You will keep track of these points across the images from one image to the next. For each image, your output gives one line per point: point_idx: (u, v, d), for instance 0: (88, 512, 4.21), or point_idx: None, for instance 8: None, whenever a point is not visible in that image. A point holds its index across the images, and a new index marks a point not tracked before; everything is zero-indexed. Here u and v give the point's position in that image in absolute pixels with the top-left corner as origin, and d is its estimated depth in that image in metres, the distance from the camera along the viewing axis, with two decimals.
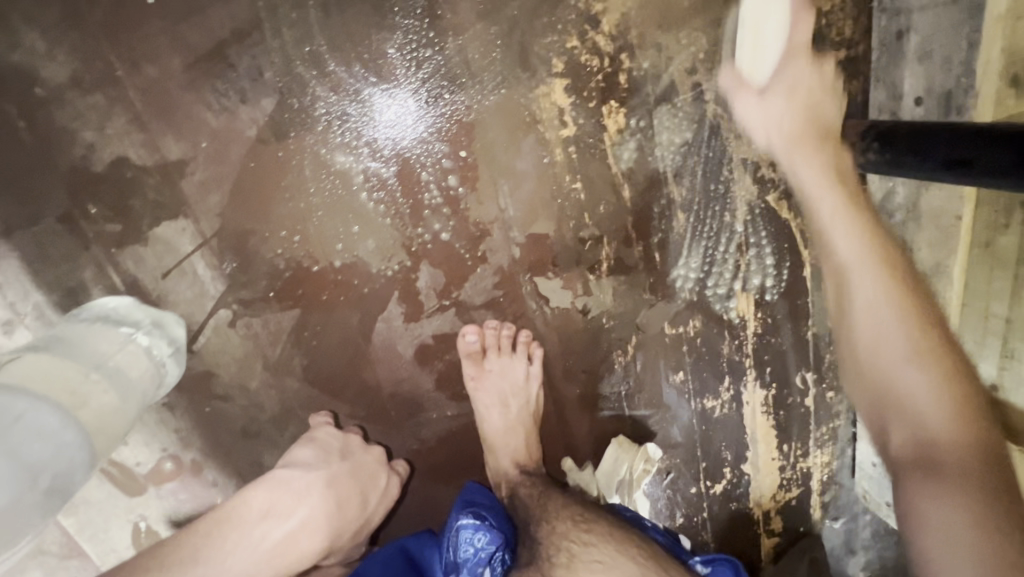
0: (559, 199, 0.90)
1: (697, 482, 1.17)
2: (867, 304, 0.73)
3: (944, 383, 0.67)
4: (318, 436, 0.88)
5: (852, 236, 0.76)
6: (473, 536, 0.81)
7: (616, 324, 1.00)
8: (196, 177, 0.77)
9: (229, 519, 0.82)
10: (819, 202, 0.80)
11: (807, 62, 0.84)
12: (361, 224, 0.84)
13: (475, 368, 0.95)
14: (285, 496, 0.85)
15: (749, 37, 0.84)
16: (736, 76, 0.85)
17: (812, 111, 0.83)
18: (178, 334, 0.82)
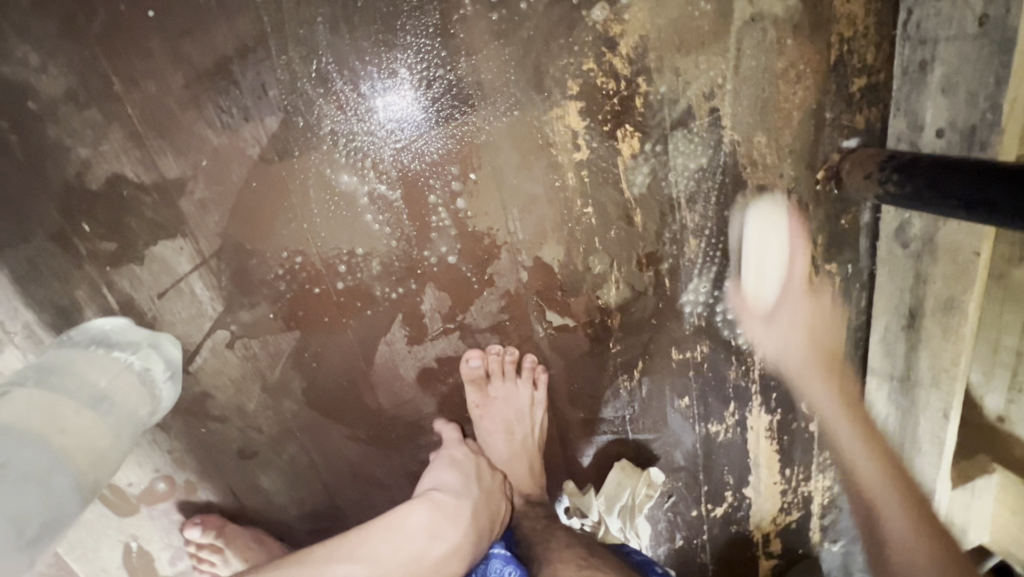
0: (569, 223, 0.87)
1: (698, 506, 1.16)
2: (854, 454, 0.92)
3: (915, 518, 0.83)
4: (456, 455, 0.93)
5: (849, 431, 0.93)
6: (504, 567, 0.89)
7: (622, 349, 0.98)
8: (195, 197, 0.74)
9: (391, 529, 0.83)
10: (837, 427, 0.93)
11: (803, 294, 0.97)
12: (364, 244, 0.81)
13: (478, 394, 0.94)
14: (444, 517, 0.86)
15: (753, 278, 0.95)
16: (742, 300, 0.97)
17: (817, 338, 0.98)
18: (174, 354, 0.79)
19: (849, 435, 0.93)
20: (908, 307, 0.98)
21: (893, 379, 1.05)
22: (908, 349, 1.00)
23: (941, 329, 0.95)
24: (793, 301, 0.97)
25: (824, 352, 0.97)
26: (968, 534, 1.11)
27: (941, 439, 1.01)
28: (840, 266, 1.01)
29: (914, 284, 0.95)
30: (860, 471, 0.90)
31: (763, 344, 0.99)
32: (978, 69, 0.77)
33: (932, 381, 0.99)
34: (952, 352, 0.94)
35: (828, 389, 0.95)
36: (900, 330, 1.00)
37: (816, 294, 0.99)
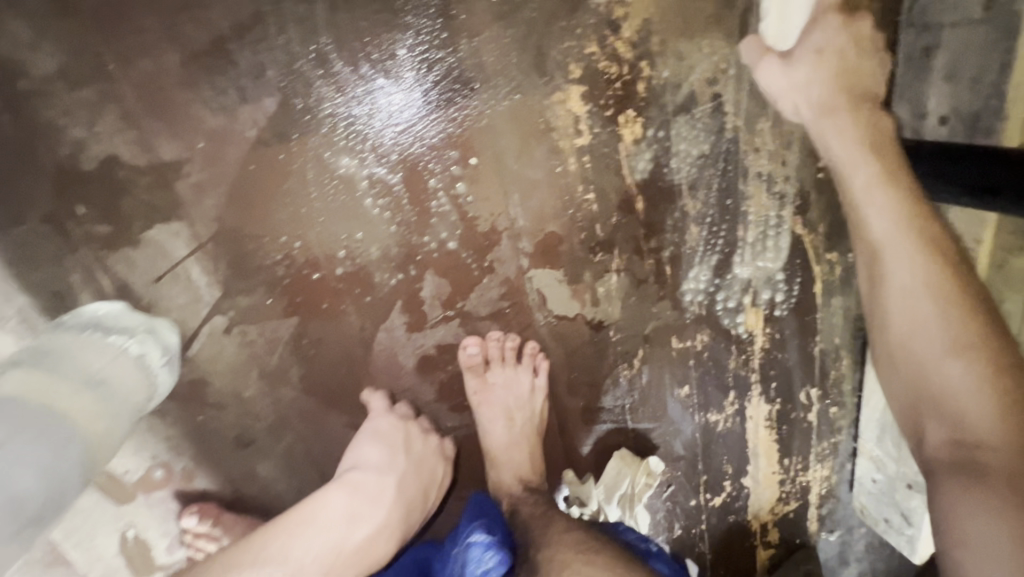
0: (570, 209, 0.86)
1: (697, 495, 1.16)
2: (918, 326, 0.71)
3: (1011, 419, 0.62)
4: (381, 429, 0.88)
5: (927, 305, 0.71)
6: (483, 555, 0.79)
7: (623, 337, 0.98)
8: (192, 179, 0.73)
9: (311, 520, 0.81)
10: (886, 276, 0.75)
11: (836, 18, 0.81)
12: (364, 230, 0.80)
13: (478, 380, 0.93)
14: (362, 498, 0.85)
15: (773, 19, 0.81)
16: (758, 45, 0.82)
17: (853, 79, 0.82)
18: (172, 340, 0.78)
19: (894, 230, 0.75)
20: None
21: None
22: None
23: None
24: (822, 35, 0.80)
25: (860, 119, 0.80)
26: None
27: None
28: (842, 255, 1.01)
29: None
30: (892, 269, 0.75)
31: (779, 100, 0.84)
32: (982, 55, 0.77)
33: None
34: None
35: (890, 200, 0.75)
36: None
37: (860, 26, 0.82)
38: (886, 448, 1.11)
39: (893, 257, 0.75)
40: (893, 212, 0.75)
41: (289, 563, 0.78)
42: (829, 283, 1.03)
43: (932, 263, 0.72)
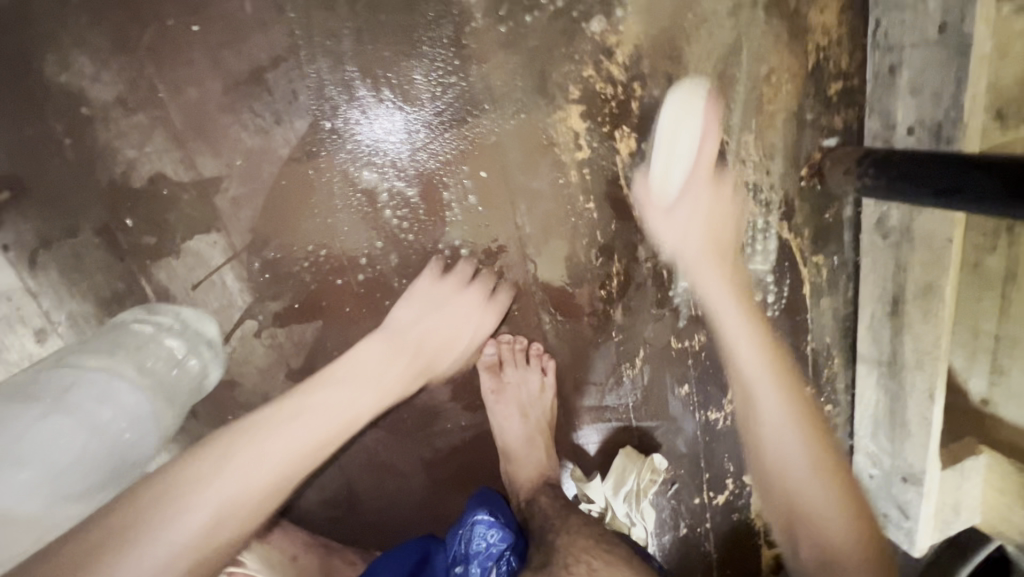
0: (573, 217, 0.94)
1: (701, 494, 1.20)
2: (776, 440, 0.94)
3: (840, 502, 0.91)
4: (418, 287, 0.90)
5: (803, 455, 0.93)
6: (486, 532, 0.88)
7: (624, 338, 1.04)
8: (229, 194, 0.80)
9: (353, 365, 0.87)
10: (787, 440, 0.94)
11: (709, 180, 0.94)
12: (384, 239, 0.87)
13: (493, 380, 0.99)
14: (398, 347, 0.90)
15: (663, 160, 0.91)
16: (647, 189, 0.93)
17: (717, 232, 0.97)
18: (209, 330, 0.84)
19: (789, 427, 0.94)
20: (891, 294, 1.05)
21: (881, 364, 1.12)
22: (894, 336, 1.07)
23: (922, 314, 1.00)
24: (717, 291, 0.97)
25: (723, 246, 0.97)
26: (961, 515, 1.16)
27: (927, 419, 1.06)
28: (827, 258, 1.10)
29: (895, 272, 1.03)
30: (796, 480, 0.92)
31: (666, 238, 0.96)
32: (941, 71, 0.84)
33: (916, 364, 1.05)
34: (933, 335, 1.00)
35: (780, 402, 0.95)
36: (885, 317, 1.07)
37: (720, 184, 0.96)
38: (880, 443, 1.18)
39: (801, 476, 0.92)
40: (775, 394, 0.95)
41: (295, 434, 0.81)
42: (817, 285, 1.12)
43: (812, 450, 0.93)
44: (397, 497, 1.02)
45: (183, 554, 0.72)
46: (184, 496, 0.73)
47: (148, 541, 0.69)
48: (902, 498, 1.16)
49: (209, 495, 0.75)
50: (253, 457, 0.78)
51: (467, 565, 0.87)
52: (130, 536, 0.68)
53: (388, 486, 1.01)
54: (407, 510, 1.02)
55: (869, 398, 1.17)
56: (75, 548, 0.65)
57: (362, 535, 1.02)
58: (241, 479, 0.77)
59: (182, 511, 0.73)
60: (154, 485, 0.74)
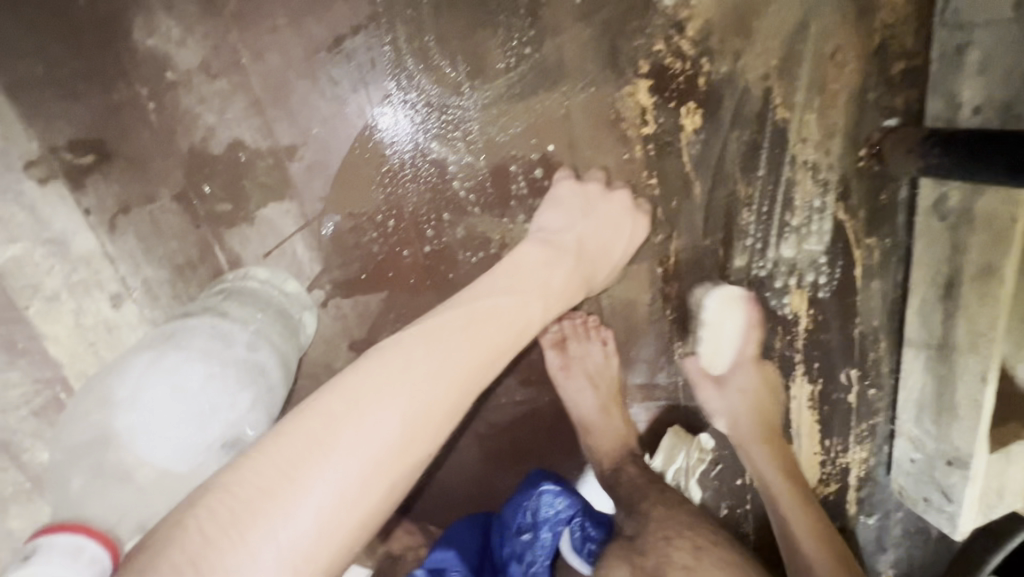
0: (635, 193, 0.94)
1: (743, 474, 1.17)
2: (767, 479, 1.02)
3: (811, 521, 0.99)
4: (560, 193, 0.87)
5: (783, 494, 1.01)
6: (554, 500, 0.96)
7: (678, 316, 1.04)
8: (304, 162, 0.81)
9: (517, 267, 0.78)
10: (752, 455, 1.04)
11: (753, 368, 1.05)
12: (451, 211, 0.88)
13: (559, 357, 1.00)
14: (554, 250, 0.83)
15: (710, 347, 1.05)
16: (698, 364, 1.06)
17: (757, 395, 1.05)
18: (291, 287, 0.85)
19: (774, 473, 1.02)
20: (946, 277, 1.05)
21: (930, 348, 1.12)
22: (946, 319, 1.07)
23: (978, 296, 1.00)
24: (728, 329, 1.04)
25: (756, 387, 1.05)
26: (1004, 498, 1.15)
27: (979, 401, 1.05)
28: (880, 240, 1.10)
29: (952, 254, 1.03)
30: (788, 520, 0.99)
31: (714, 407, 1.07)
32: (1014, 48, 0.84)
33: (970, 346, 1.04)
34: (988, 316, 1.00)
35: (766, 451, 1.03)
36: (937, 300, 1.08)
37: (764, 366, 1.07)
38: (925, 427, 1.17)
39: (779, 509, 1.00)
40: (746, 421, 1.04)
41: (470, 338, 0.68)
42: (868, 267, 1.12)
43: (793, 491, 1.01)
44: (450, 468, 1.03)
45: (378, 468, 0.56)
46: (363, 405, 0.57)
47: (336, 452, 0.54)
48: (946, 481, 1.14)
49: (392, 403, 0.58)
50: (430, 362, 0.63)
51: (538, 532, 0.96)
52: (321, 450, 0.54)
53: (443, 459, 1.02)
54: (459, 483, 1.04)
55: (915, 382, 1.17)
56: (258, 471, 0.53)
57: (418, 508, 1.04)
58: (419, 381, 0.61)
59: (365, 418, 0.57)
60: (294, 416, 0.57)
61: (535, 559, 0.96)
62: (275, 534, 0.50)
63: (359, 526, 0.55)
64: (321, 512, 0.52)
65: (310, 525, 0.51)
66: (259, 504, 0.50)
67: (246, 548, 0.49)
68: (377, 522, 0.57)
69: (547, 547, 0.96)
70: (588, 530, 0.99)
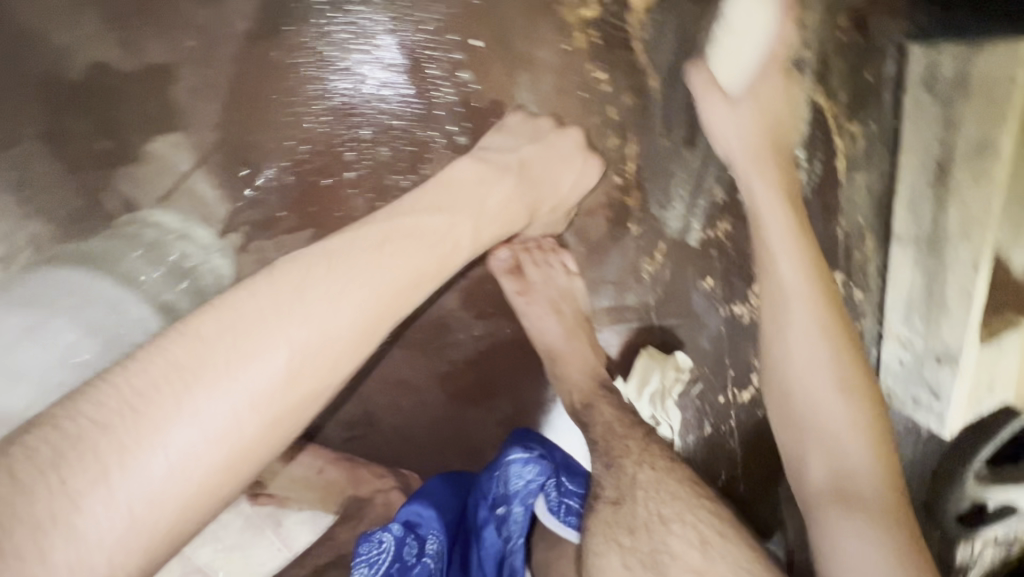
0: (581, 91, 0.84)
1: (727, 392, 0.98)
2: (807, 354, 0.71)
3: (879, 454, 0.67)
4: (508, 122, 0.81)
5: (831, 371, 0.71)
6: (522, 469, 0.88)
7: (643, 231, 0.96)
8: (186, 83, 0.71)
9: (449, 185, 0.72)
10: (808, 349, 0.71)
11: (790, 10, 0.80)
12: (373, 129, 0.78)
13: (517, 283, 0.94)
14: (493, 169, 0.76)
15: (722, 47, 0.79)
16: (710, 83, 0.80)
17: (775, 110, 0.79)
18: (206, 237, 0.76)
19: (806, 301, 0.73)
20: (937, 159, 0.94)
21: (918, 243, 1.00)
22: (937, 206, 0.96)
23: (971, 176, 0.92)
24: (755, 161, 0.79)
25: (776, 118, 0.79)
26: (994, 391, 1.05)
27: (970, 292, 0.97)
28: (866, 124, 0.99)
29: (943, 133, 0.92)
30: (830, 418, 0.69)
31: (716, 131, 0.81)
32: None
33: (961, 234, 0.96)
34: (983, 198, 0.92)
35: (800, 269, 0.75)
36: (928, 186, 0.96)
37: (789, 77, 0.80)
38: (913, 326, 1.05)
39: (819, 391, 0.70)
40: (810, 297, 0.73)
41: (384, 264, 0.62)
42: (852, 157, 1.00)
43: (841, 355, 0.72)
44: (416, 411, 0.98)
45: (256, 401, 0.51)
46: (247, 334, 0.52)
47: (206, 380, 0.50)
48: (936, 380, 1.04)
49: (281, 333, 0.53)
50: (337, 287, 0.58)
51: (509, 505, 0.88)
52: (183, 381, 0.49)
53: (406, 401, 0.97)
54: (428, 427, 0.99)
55: (901, 280, 1.03)
56: (101, 405, 0.47)
57: (387, 455, 0.99)
58: (316, 307, 0.56)
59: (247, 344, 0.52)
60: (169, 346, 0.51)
61: (509, 537, 0.87)
62: (122, 467, 0.45)
63: (227, 469, 0.50)
64: (180, 446, 0.47)
65: (163, 463, 0.46)
66: (93, 439, 0.45)
67: (86, 483, 0.44)
68: (249, 466, 0.51)
69: (520, 524, 0.87)
70: (566, 492, 0.88)
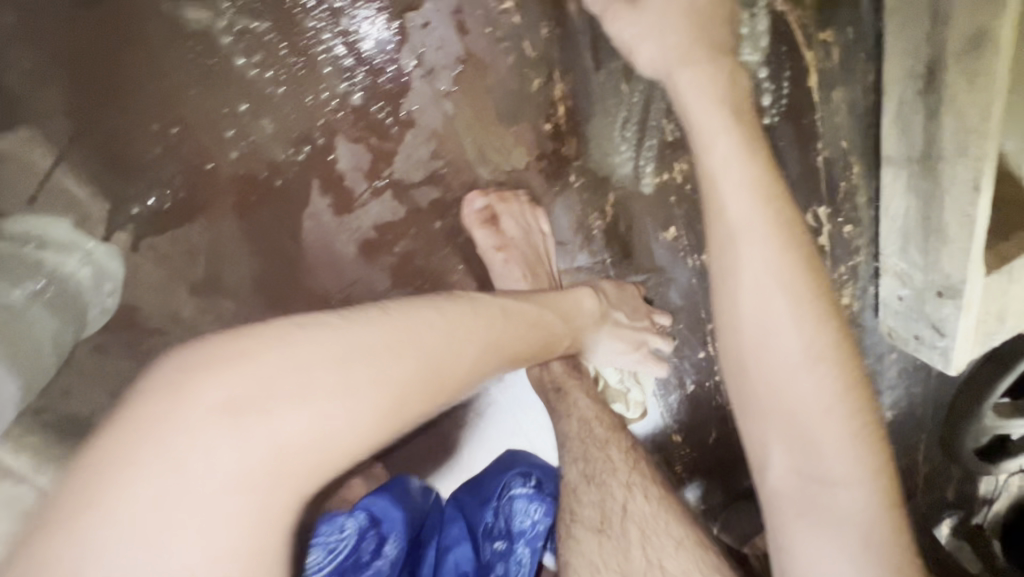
0: (487, 28, 0.73)
1: (705, 345, 0.96)
2: (770, 322, 0.59)
3: (871, 460, 0.56)
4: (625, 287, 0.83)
5: (803, 344, 0.58)
6: (528, 507, 0.77)
7: (587, 183, 0.84)
8: (25, 69, 0.64)
9: (573, 307, 0.71)
10: (774, 317, 0.59)
11: None
12: (249, 99, 0.69)
13: (493, 238, 0.78)
14: (603, 311, 0.76)
15: None
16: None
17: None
18: (89, 242, 0.69)
19: (767, 258, 0.61)
20: (926, 63, 0.79)
21: (913, 164, 0.87)
22: (928, 118, 0.82)
23: (966, 79, 0.75)
24: (700, 96, 0.67)
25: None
26: (1006, 323, 0.93)
27: (970, 216, 0.82)
28: (839, 33, 0.87)
29: (931, 29, 0.77)
30: (800, 407, 0.57)
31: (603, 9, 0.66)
32: None
33: (958, 150, 0.80)
34: (982, 104, 0.75)
35: (759, 213, 0.62)
36: (918, 96, 0.83)
37: None
38: (912, 256, 0.94)
39: (790, 368, 0.58)
40: (772, 248, 0.61)
41: (531, 348, 0.62)
42: (826, 74, 0.89)
43: (823, 333, 0.59)
44: None
45: (355, 448, 0.44)
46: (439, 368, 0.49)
47: (343, 396, 0.43)
48: (936, 314, 0.92)
49: (435, 380, 0.48)
50: (487, 353, 0.54)
51: (512, 542, 0.74)
52: (375, 367, 0.45)
53: None
54: None
55: (896, 210, 0.93)
56: (301, 349, 0.44)
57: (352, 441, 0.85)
58: (456, 368, 0.50)
59: (392, 372, 0.46)
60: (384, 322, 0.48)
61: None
62: (237, 441, 0.40)
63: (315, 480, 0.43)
64: (287, 452, 0.41)
65: (301, 437, 0.42)
66: (277, 379, 0.43)
67: (239, 425, 0.41)
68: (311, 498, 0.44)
69: (525, 566, 0.73)
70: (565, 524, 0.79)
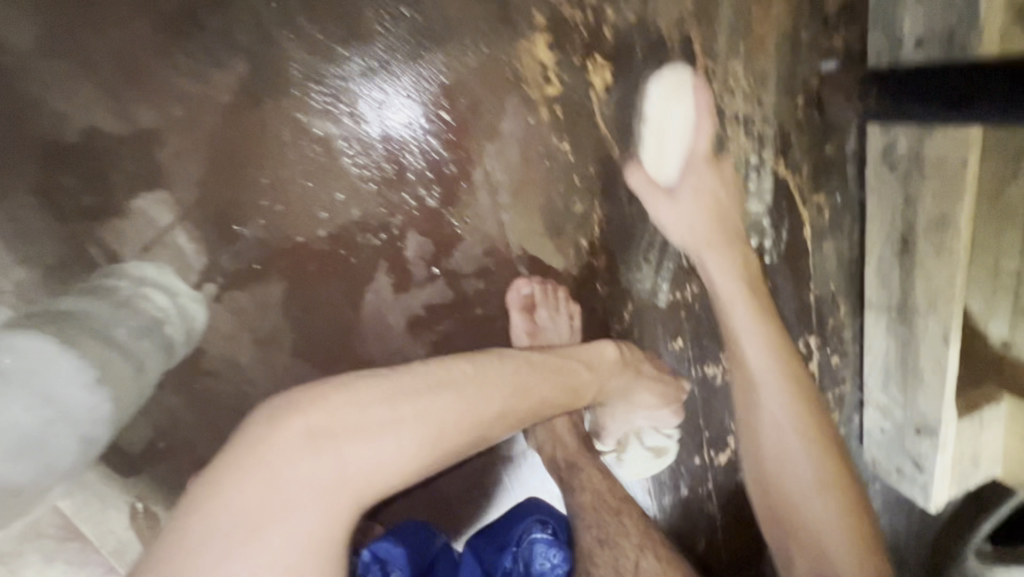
0: (546, 160, 0.89)
1: (701, 452, 1.02)
2: (776, 445, 0.86)
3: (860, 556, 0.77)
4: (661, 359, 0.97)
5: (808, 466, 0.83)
6: (547, 551, 0.82)
7: (611, 291, 0.96)
8: (171, 147, 0.78)
9: (660, 400, 0.95)
10: (788, 447, 0.85)
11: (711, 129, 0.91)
12: (344, 191, 0.83)
13: (527, 322, 0.91)
14: (659, 391, 0.94)
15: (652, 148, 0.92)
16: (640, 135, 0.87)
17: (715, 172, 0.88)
18: (179, 286, 0.80)
19: (777, 391, 0.87)
20: (901, 233, 0.96)
21: (891, 312, 1.01)
22: (903, 276, 0.97)
23: (935, 251, 0.91)
24: (722, 272, 0.92)
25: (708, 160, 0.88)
26: (979, 466, 1.01)
27: (941, 364, 0.94)
28: (829, 197, 1.04)
29: (904, 206, 0.94)
30: (805, 512, 0.80)
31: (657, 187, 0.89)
32: None
33: (928, 305, 0.94)
34: (947, 272, 0.91)
35: (768, 360, 0.88)
36: (894, 257, 0.98)
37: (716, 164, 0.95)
38: (891, 392, 1.04)
39: (799, 486, 0.82)
40: (782, 396, 0.87)
41: (546, 406, 0.77)
42: (818, 228, 1.05)
43: (818, 463, 0.83)
44: None
45: (393, 470, 0.61)
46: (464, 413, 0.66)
47: (385, 429, 0.61)
48: (916, 450, 1.01)
49: (456, 421, 0.65)
50: (507, 403, 0.71)
51: None
52: (408, 409, 0.63)
53: None
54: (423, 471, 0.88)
55: (877, 350, 1.05)
56: (367, 391, 0.63)
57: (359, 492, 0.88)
58: (478, 411, 0.67)
59: (433, 403, 0.65)
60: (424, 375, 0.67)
61: None
62: (309, 459, 0.58)
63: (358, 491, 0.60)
64: (343, 469, 0.59)
65: (355, 460, 0.59)
66: (341, 417, 0.61)
67: (319, 449, 0.59)
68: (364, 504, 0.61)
69: None
70: None
